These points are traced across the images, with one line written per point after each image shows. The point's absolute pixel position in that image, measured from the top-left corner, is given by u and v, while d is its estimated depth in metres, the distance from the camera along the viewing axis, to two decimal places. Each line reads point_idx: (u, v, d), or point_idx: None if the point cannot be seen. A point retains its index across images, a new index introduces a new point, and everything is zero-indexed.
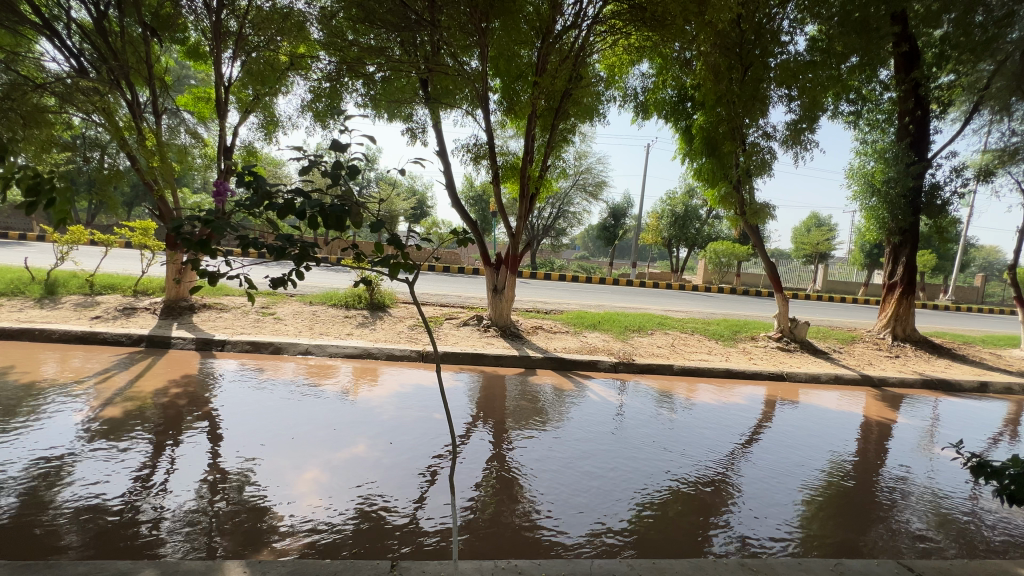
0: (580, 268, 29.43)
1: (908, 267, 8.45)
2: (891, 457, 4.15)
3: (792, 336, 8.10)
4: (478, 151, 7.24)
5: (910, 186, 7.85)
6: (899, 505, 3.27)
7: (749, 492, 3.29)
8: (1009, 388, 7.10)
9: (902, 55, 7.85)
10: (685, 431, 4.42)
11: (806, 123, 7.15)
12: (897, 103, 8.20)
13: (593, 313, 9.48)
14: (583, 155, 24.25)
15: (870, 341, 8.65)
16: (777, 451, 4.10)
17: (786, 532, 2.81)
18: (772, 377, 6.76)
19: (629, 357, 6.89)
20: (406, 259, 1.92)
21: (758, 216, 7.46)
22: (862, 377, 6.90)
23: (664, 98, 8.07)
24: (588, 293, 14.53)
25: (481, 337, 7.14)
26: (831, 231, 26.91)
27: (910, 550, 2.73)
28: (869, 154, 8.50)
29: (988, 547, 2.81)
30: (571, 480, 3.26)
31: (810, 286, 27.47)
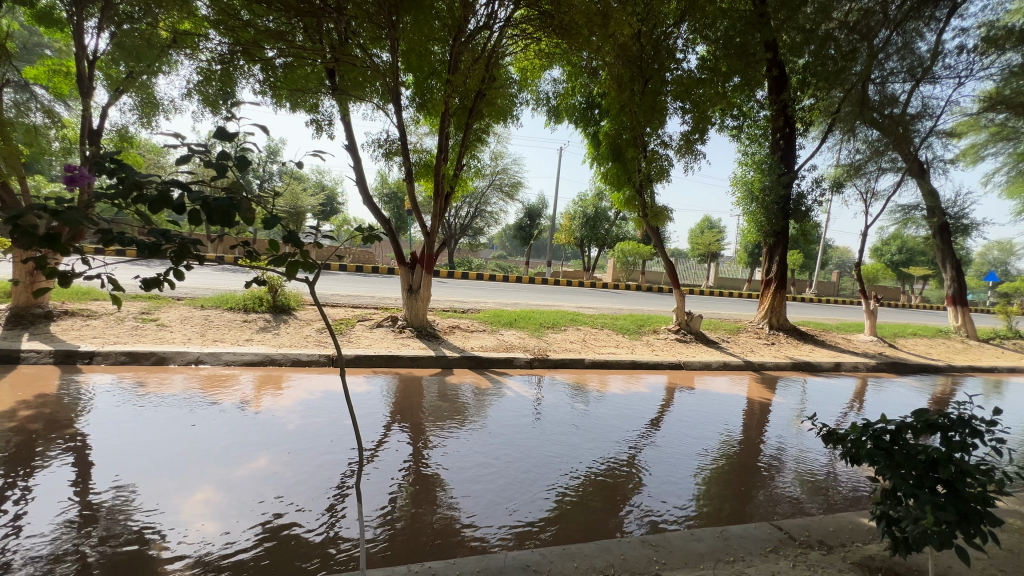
0: (497, 268, 29.77)
1: (780, 265, 9.64)
2: (769, 433, 4.70)
3: (688, 329, 8.86)
4: (390, 147, 7.04)
5: (781, 194, 8.99)
6: (775, 474, 3.71)
7: (654, 474, 3.54)
8: (856, 367, 8.40)
9: (774, 79, 8.95)
10: (596, 422, 4.64)
11: (696, 134, 7.87)
12: (770, 120, 9.30)
13: (509, 311, 9.65)
14: (499, 155, 24.55)
15: (751, 330, 9.74)
16: (677, 434, 4.46)
17: (684, 508, 3.06)
18: (671, 366, 7.37)
19: (543, 353, 7.11)
20: (305, 258, 1.79)
21: (659, 218, 8.14)
22: (745, 363, 7.76)
23: (574, 105, 8.48)
24: (505, 292, 14.78)
25: (396, 339, 6.95)
26: (720, 233, 29.89)
27: (784, 513, 3.11)
28: (749, 165, 9.51)
29: (841, 504, 3.29)
30: (489, 478, 3.28)
31: (704, 282, 30.28)
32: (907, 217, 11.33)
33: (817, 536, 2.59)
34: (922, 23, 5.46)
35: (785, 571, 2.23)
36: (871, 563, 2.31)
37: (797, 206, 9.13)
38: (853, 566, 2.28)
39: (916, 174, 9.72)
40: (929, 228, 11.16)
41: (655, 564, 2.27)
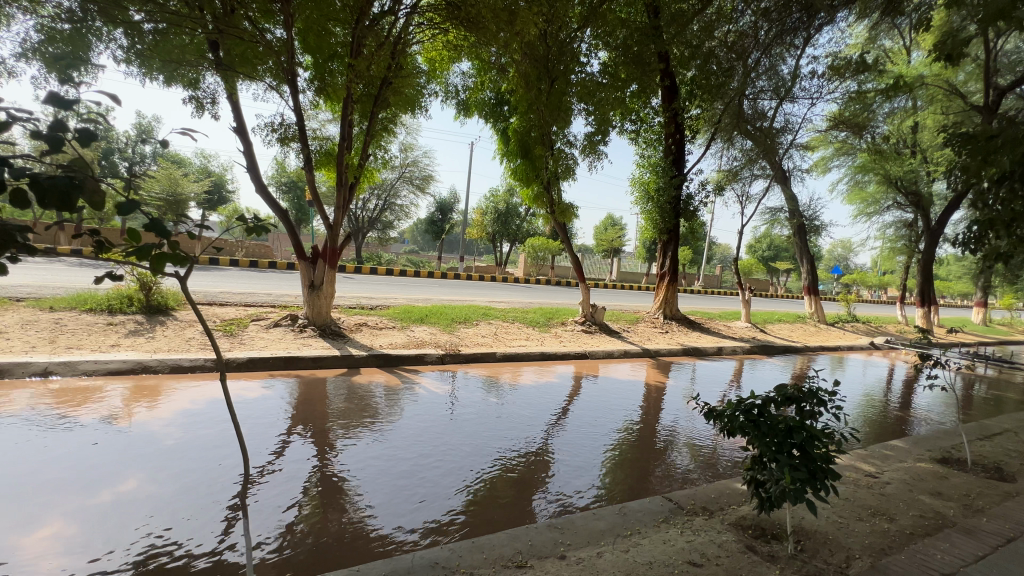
0: (407, 262, 28.99)
1: (673, 260, 10.52)
2: (664, 414, 5.12)
3: (593, 320, 9.36)
4: (286, 132, 6.50)
5: (673, 195, 9.84)
6: (669, 451, 4.05)
7: (563, 460, 3.69)
8: (734, 350, 9.47)
9: (666, 89, 9.70)
10: (508, 414, 4.72)
11: (599, 136, 8.32)
12: (663, 126, 10.07)
13: (420, 306, 9.45)
14: (408, 147, 23.87)
15: (648, 320, 10.54)
16: (584, 421, 4.69)
17: (590, 490, 3.23)
18: (578, 357, 7.73)
19: (455, 348, 7.07)
20: (173, 250, 1.59)
21: (566, 214, 8.48)
22: (643, 350, 8.38)
23: (483, 99, 8.50)
24: (416, 287, 14.44)
25: (296, 339, 6.47)
26: (622, 230, 31.94)
27: (676, 485, 3.41)
28: (646, 166, 10.26)
29: (724, 472, 3.68)
30: (398, 478, 3.18)
31: (607, 275, 32.14)
32: (774, 218, 12.98)
33: (701, 504, 2.87)
34: (784, 42, 6.29)
35: (675, 538, 2.44)
36: (744, 522, 2.62)
37: (686, 206, 10.03)
38: (730, 526, 2.57)
39: (781, 181, 11.17)
40: (790, 228, 12.89)
41: (560, 545, 2.36)
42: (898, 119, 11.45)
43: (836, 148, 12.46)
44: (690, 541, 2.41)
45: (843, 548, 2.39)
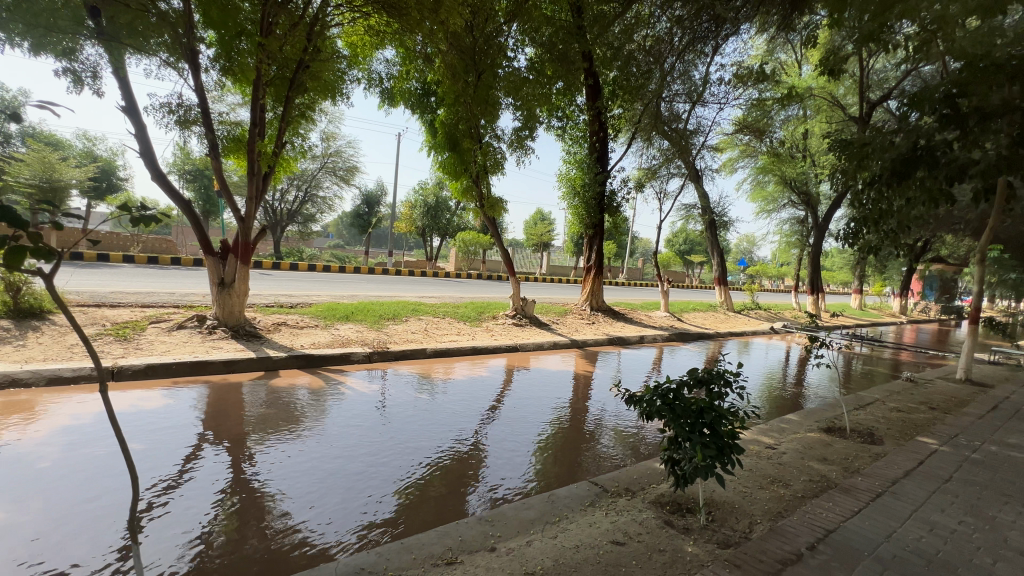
0: (332, 257, 27.63)
1: (598, 254, 10.94)
2: (592, 402, 5.32)
3: (524, 313, 9.49)
4: (185, 114, 5.89)
5: (597, 190, 10.21)
6: (598, 437, 4.21)
7: (495, 452, 3.71)
8: (655, 338, 10.05)
9: (590, 88, 10.00)
10: (440, 410, 4.67)
11: (526, 131, 8.44)
12: (587, 124, 10.38)
13: (345, 303, 9.04)
14: (331, 136, 22.67)
15: (576, 312, 10.89)
16: (516, 413, 4.74)
17: (522, 480, 3.27)
18: (509, 350, 7.80)
19: (383, 345, 6.85)
20: (36, 243, 1.38)
21: (495, 208, 8.49)
22: (572, 342, 8.65)
23: (409, 89, 8.26)
24: (341, 284, 13.80)
25: (205, 342, 5.93)
26: (551, 225, 32.69)
27: (603, 469, 3.55)
28: (572, 163, 10.56)
29: (647, 453, 3.90)
30: (321, 483, 3.02)
31: (537, 269, 32.72)
32: (688, 214, 13.93)
33: (624, 485, 3.02)
34: (695, 49, 6.74)
35: (600, 520, 2.55)
36: (662, 499, 2.79)
37: (610, 202, 10.46)
38: (650, 504, 2.73)
39: (694, 179, 11.97)
40: (703, 223, 13.90)
41: (491, 538, 2.37)
42: (791, 126, 12.72)
43: (741, 150, 13.59)
44: (614, 522, 2.53)
45: (747, 515, 2.62)
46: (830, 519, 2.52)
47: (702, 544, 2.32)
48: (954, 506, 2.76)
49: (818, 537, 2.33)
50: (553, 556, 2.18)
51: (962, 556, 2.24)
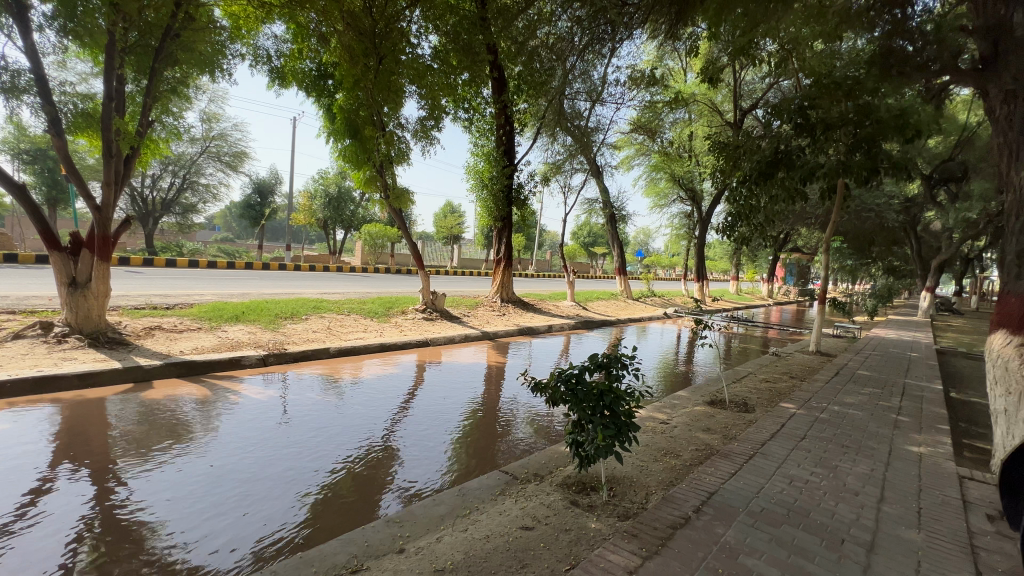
0: (218, 252, 24.91)
1: (507, 246, 11.08)
2: (505, 392, 5.39)
3: (434, 307, 9.34)
4: (15, 80, 4.88)
5: (505, 183, 10.32)
6: (510, 426, 4.28)
7: (407, 449, 3.62)
8: (562, 327, 10.46)
9: (495, 80, 10.02)
10: (346, 411, 4.43)
11: (431, 121, 8.29)
12: (494, 117, 10.41)
13: (233, 303, 8.18)
14: (213, 117, 20.32)
15: (487, 304, 10.95)
16: (428, 408, 4.65)
17: (435, 475, 3.21)
18: (419, 345, 7.63)
19: (280, 347, 6.32)
20: None
21: (401, 199, 8.21)
22: (483, 334, 8.70)
23: (302, 69, 7.65)
24: (229, 281, 12.49)
25: (53, 353, 5.01)
26: (461, 217, 32.51)
27: (516, 456, 3.62)
28: (480, 155, 10.56)
29: (556, 437, 4.04)
30: (207, 503, 2.71)
31: (448, 262, 32.18)
32: (591, 208, 14.66)
33: (534, 471, 3.11)
34: (594, 50, 7.04)
35: (510, 507, 2.60)
36: (568, 480, 2.91)
37: (518, 196, 10.64)
38: (557, 486, 2.83)
39: (596, 175, 12.60)
40: (604, 217, 14.71)
41: (399, 539, 2.30)
42: (679, 128, 13.88)
43: (636, 149, 14.55)
44: (524, 507, 2.59)
45: (643, 486, 2.84)
46: (713, 483, 2.81)
47: (604, 519, 2.46)
48: (807, 460, 3.22)
49: (702, 499, 2.59)
50: (463, 550, 2.17)
51: (812, 502, 2.62)
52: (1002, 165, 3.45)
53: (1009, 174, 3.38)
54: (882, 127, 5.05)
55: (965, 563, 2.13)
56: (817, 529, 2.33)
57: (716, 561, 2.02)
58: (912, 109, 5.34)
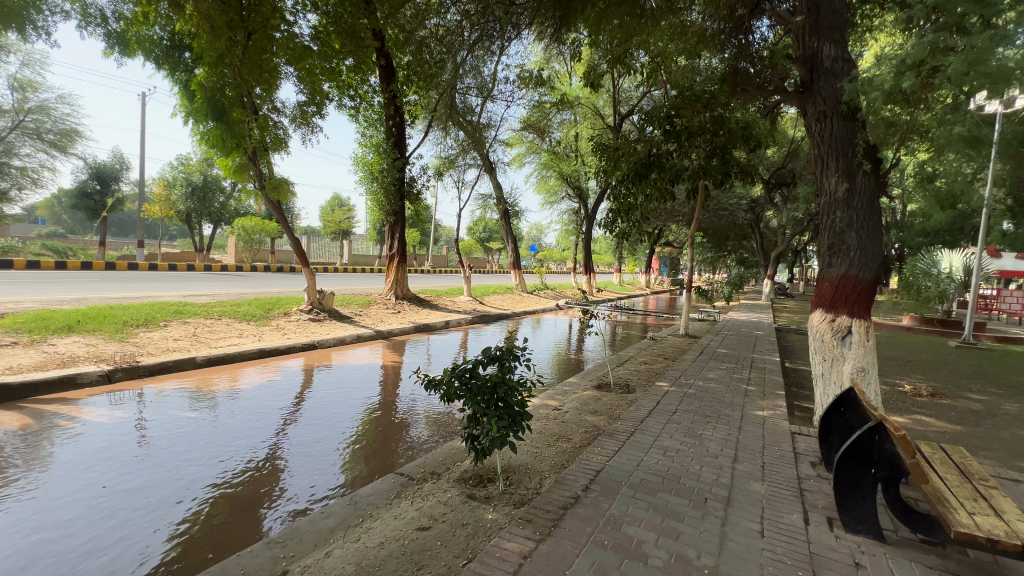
0: (42, 249, 20.54)
1: (401, 242, 10.72)
2: (402, 392, 5.23)
3: (321, 307, 8.71)
4: None
5: (397, 176, 9.96)
6: (409, 425, 4.18)
7: (297, 459, 3.35)
8: (459, 322, 10.44)
9: (383, 68, 9.60)
10: (222, 425, 3.95)
11: (312, 107, 7.71)
12: (383, 106, 9.95)
13: (65, 310, 6.82)
14: (30, 85, 16.67)
15: (380, 302, 10.51)
16: (318, 414, 4.34)
17: (327, 484, 3.02)
18: (305, 348, 7.06)
19: (132, 359, 5.42)
20: None
21: (279, 190, 7.54)
22: (377, 333, 8.34)
23: (150, 37, 6.58)
24: (57, 285, 10.34)
25: None
26: (351, 212, 30.83)
27: (415, 454, 3.54)
28: (369, 146, 10.06)
29: (455, 433, 4.03)
30: (31, 553, 2.23)
31: (338, 259, 29.19)
32: (485, 203, 14.84)
33: (431, 469, 3.07)
34: (484, 46, 7.06)
35: (406, 510, 2.53)
36: (466, 475, 2.92)
37: (410, 189, 10.36)
38: (454, 482, 2.83)
39: (489, 170, 12.77)
40: (498, 212, 14.96)
41: (283, 560, 2.12)
42: (566, 128, 14.61)
43: (527, 147, 15.01)
44: (420, 508, 2.54)
45: (538, 472, 2.95)
46: (599, 461, 3.01)
47: (500, 509, 2.51)
48: (678, 431, 3.62)
49: (589, 477, 2.76)
50: (356, 560, 2.06)
51: (682, 468, 2.95)
52: (817, 172, 4.15)
53: (822, 179, 4.09)
54: (732, 137, 5.90)
55: (795, 505, 2.55)
56: (685, 492, 2.63)
57: (601, 534, 2.17)
58: (755, 122, 6.21)
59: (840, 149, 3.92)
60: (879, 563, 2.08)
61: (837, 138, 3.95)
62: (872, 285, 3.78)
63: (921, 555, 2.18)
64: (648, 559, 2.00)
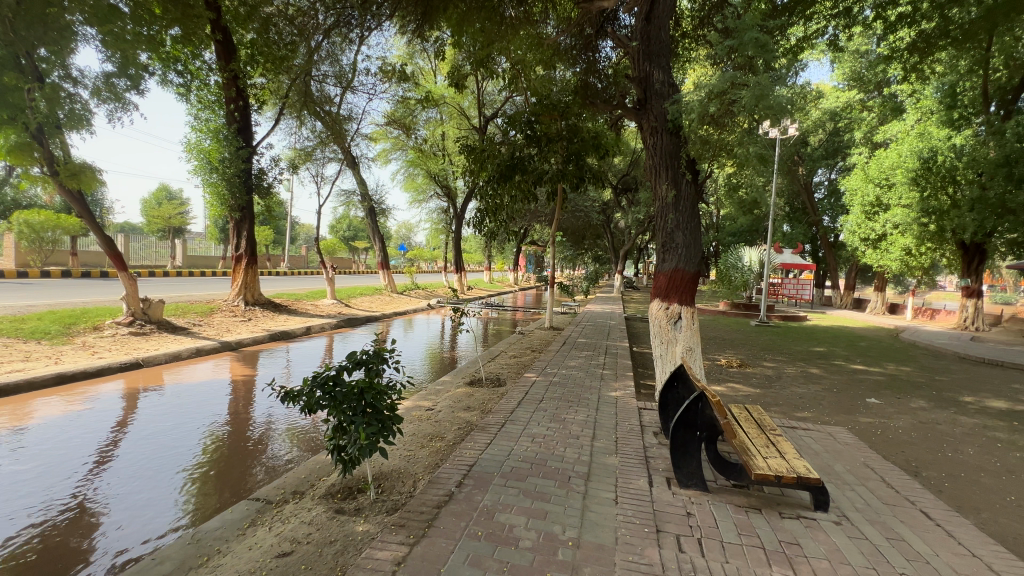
0: None
1: (249, 240, 9.57)
2: (257, 407, 4.70)
3: (147, 317, 7.34)
4: None
5: (242, 168, 8.86)
6: (266, 442, 3.78)
7: (120, 502, 2.79)
8: (323, 327, 9.68)
9: (220, 43, 8.46)
10: (5, 474, 3.11)
11: (121, 79, 6.45)
12: (221, 87, 8.76)
13: None
14: None
15: (226, 309, 9.23)
16: (148, 444, 3.68)
17: (162, 524, 2.58)
18: (126, 368, 5.89)
19: None
20: None
21: (77, 178, 6.23)
22: (222, 345, 7.32)
23: None
24: None
25: None
26: (183, 206, 26.61)
27: (274, 474, 3.22)
28: (205, 131, 8.75)
29: (321, 445, 3.76)
30: None
31: (168, 261, 24.86)
32: (348, 200, 14.00)
33: (291, 489, 2.81)
34: (341, 32, 6.65)
35: (263, 538, 2.29)
36: (333, 489, 2.75)
37: (259, 182, 9.41)
38: (320, 499, 2.64)
39: (352, 166, 12.10)
40: (363, 210, 14.24)
41: None
42: (432, 126, 14.50)
43: (392, 143, 14.53)
44: (280, 533, 2.32)
45: (411, 476, 2.91)
46: (472, 455, 3.08)
47: (372, 518, 2.42)
48: (545, 418, 3.87)
49: (463, 473, 2.81)
50: None
51: (549, 452, 3.16)
52: (651, 181, 4.72)
53: (655, 186, 4.69)
54: (584, 144, 6.50)
55: (641, 471, 2.92)
56: (552, 473, 2.83)
57: (476, 526, 2.23)
58: (604, 133, 6.88)
59: (668, 161, 4.56)
60: (704, 510, 2.49)
61: (665, 151, 4.58)
62: (694, 277, 4.45)
63: (733, 498, 2.66)
64: (519, 541, 2.11)
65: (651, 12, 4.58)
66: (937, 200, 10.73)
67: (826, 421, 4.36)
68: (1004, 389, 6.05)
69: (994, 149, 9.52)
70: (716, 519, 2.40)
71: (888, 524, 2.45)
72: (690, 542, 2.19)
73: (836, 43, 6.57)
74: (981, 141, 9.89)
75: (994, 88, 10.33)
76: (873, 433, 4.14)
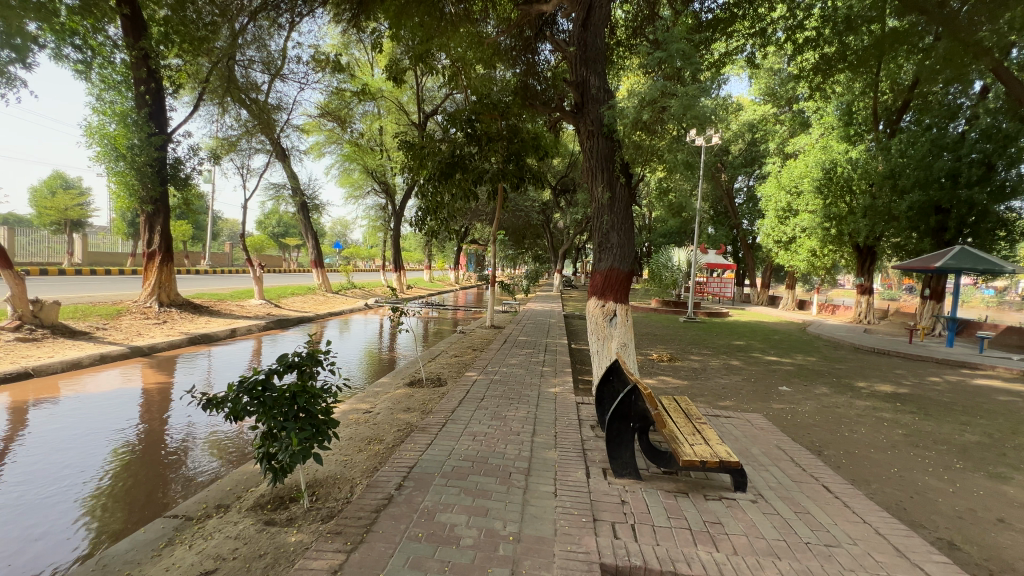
0: None
1: (164, 235, 8.77)
2: (173, 417, 4.32)
3: (38, 321, 6.51)
4: None
5: (154, 156, 8.09)
6: (185, 454, 3.49)
7: (5, 528, 2.47)
8: (250, 330, 9.08)
9: (127, 17, 7.69)
10: None
11: (6, 50, 5.68)
12: (129, 67, 7.97)
13: None
14: None
15: (136, 311, 8.39)
16: (40, 462, 3.27)
17: (59, 550, 2.31)
18: (12, 378, 5.19)
19: None
20: None
21: None
22: (132, 350, 6.65)
23: None
24: None
25: None
26: (83, 197, 23.88)
27: (193, 487, 2.98)
28: (109, 114, 7.92)
29: (248, 454, 3.53)
30: None
31: (64, 258, 22.21)
32: (278, 194, 13.23)
33: (215, 503, 2.63)
34: (268, 16, 6.30)
35: (182, 557, 2.12)
36: (261, 500, 2.59)
37: (175, 172, 8.64)
38: (247, 511, 2.49)
39: (282, 158, 11.46)
40: (294, 205, 13.51)
41: None
42: (370, 120, 14.04)
43: (326, 136, 13.91)
44: (202, 550, 2.16)
45: (347, 481, 2.81)
46: (412, 456, 3.03)
47: (306, 528, 2.31)
48: (486, 416, 3.89)
49: (403, 475, 2.76)
50: None
51: (490, 449, 3.18)
52: (588, 183, 4.90)
53: (592, 188, 4.86)
54: (524, 145, 6.53)
55: (578, 463, 3.02)
56: (492, 470, 2.85)
57: (415, 527, 2.20)
58: (544, 134, 7.03)
59: (604, 164, 4.74)
60: (637, 497, 2.62)
61: (601, 154, 4.77)
62: (628, 277, 4.67)
63: (663, 484, 2.83)
64: (460, 540, 2.12)
65: (588, 18, 4.76)
66: (836, 207, 12.01)
67: (744, 409, 4.73)
68: (890, 374, 6.87)
69: (883, 163, 10.87)
70: (648, 505, 2.54)
71: (795, 499, 2.71)
72: (623, 528, 2.30)
73: (752, 60, 7.12)
74: (872, 155, 11.18)
75: (881, 109, 11.69)
76: (784, 417, 4.55)
